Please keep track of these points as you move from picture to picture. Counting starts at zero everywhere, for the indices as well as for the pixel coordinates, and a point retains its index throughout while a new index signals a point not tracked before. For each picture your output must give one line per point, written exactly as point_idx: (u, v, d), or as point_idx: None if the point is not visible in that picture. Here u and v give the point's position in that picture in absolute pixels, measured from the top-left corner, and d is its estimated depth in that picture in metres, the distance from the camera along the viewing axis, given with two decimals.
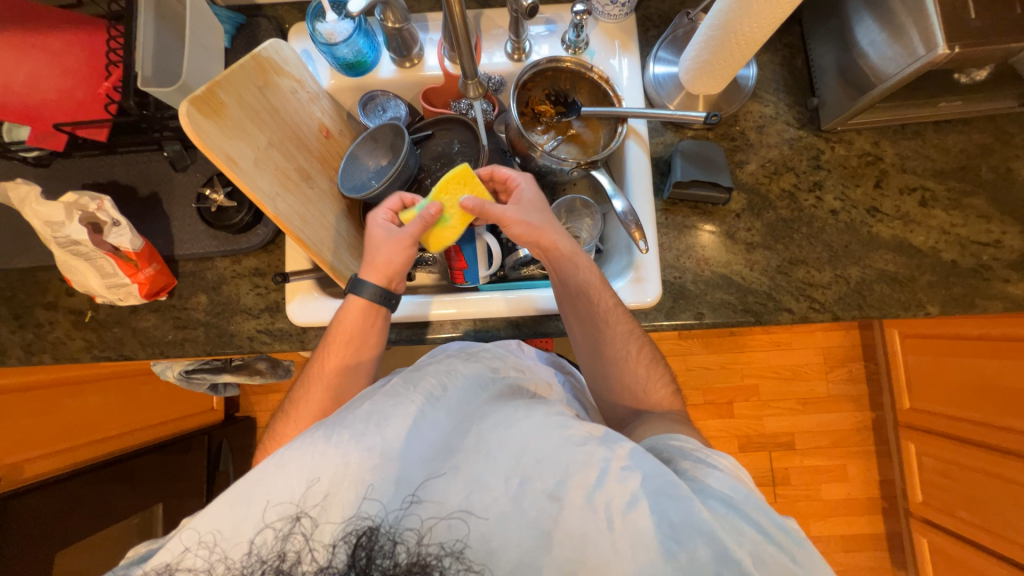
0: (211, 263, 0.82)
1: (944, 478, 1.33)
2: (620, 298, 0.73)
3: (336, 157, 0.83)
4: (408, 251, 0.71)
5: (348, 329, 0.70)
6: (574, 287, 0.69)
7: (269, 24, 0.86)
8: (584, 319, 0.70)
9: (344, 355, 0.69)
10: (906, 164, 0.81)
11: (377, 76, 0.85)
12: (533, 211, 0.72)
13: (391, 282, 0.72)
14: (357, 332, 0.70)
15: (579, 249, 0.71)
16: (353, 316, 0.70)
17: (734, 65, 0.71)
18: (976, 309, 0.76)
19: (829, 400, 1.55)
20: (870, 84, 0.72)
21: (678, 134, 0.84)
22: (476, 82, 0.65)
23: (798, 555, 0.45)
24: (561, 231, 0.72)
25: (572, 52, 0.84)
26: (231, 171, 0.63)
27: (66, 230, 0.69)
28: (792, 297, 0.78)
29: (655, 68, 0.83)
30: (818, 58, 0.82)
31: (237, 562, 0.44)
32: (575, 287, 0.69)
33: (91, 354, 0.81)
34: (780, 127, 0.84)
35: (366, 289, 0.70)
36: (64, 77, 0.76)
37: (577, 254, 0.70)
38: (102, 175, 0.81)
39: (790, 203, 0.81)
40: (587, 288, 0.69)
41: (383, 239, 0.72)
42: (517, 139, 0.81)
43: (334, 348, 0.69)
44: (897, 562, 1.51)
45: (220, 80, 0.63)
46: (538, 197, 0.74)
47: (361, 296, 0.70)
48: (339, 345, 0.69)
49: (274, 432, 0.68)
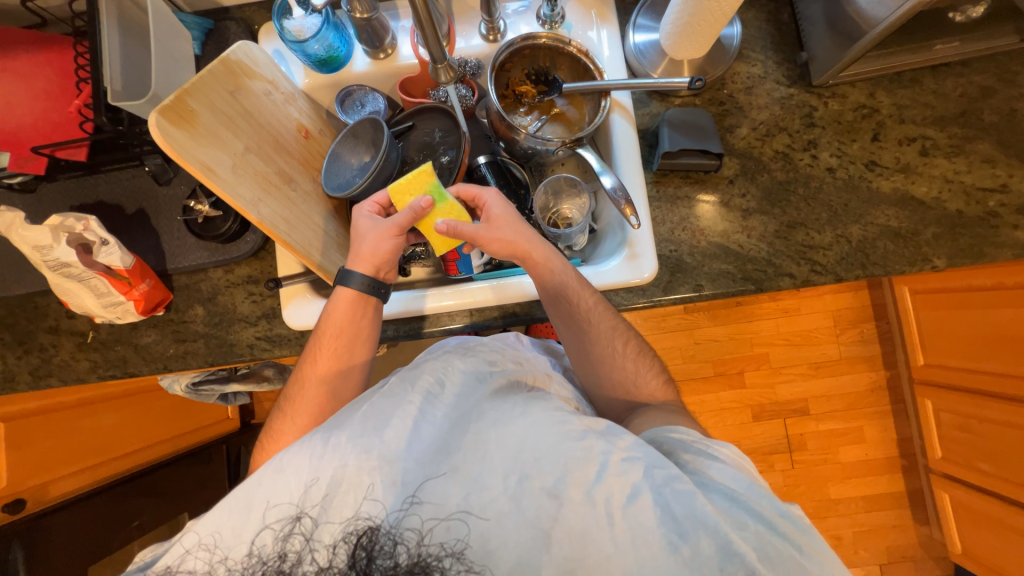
0: (204, 274, 0.82)
1: (963, 433, 1.31)
2: (596, 289, 0.73)
3: (318, 158, 0.82)
4: (394, 241, 0.71)
5: (336, 322, 0.70)
6: (553, 291, 0.69)
7: (238, 27, 0.84)
8: (568, 319, 0.69)
9: (335, 348, 0.70)
10: (904, 113, 0.78)
11: (351, 71, 0.84)
12: (504, 227, 0.70)
13: (381, 272, 0.73)
14: (347, 325, 0.71)
15: (555, 254, 0.71)
16: (341, 308, 0.70)
17: (715, 26, 0.68)
18: (984, 258, 0.74)
19: (841, 362, 1.53)
20: (860, 31, 0.68)
21: (664, 103, 0.82)
22: (446, 66, 0.62)
23: (800, 542, 0.44)
24: (537, 239, 0.71)
25: (549, 28, 0.82)
26: (210, 180, 0.61)
27: (55, 252, 0.68)
28: (793, 261, 0.76)
29: (635, 37, 0.80)
30: (805, 10, 0.79)
31: (238, 563, 0.45)
32: (554, 291, 0.69)
33: (97, 374, 0.81)
34: (770, 87, 0.81)
35: (354, 280, 0.70)
36: (38, 100, 0.75)
37: (553, 259, 0.70)
38: (87, 196, 0.80)
39: (785, 164, 0.79)
40: (565, 292, 0.68)
41: (367, 230, 0.71)
42: (498, 123, 0.79)
43: (325, 342, 0.70)
44: (920, 519, 1.51)
45: (189, 87, 0.61)
46: (507, 211, 0.72)
47: (350, 287, 0.70)
48: (329, 339, 0.70)
49: (272, 429, 0.69)
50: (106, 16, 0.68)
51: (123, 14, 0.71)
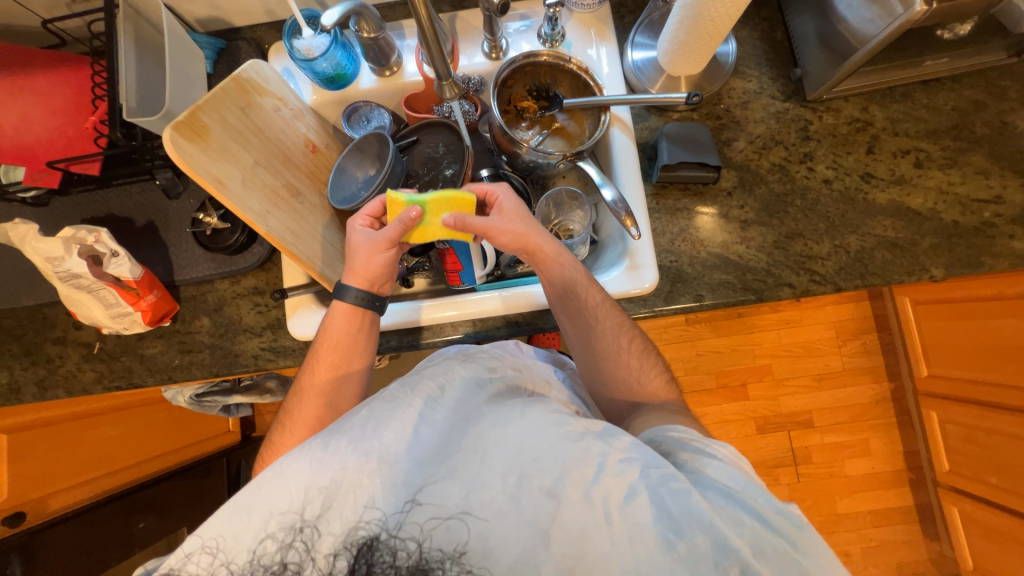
0: (210, 285, 0.83)
1: (970, 445, 1.30)
2: (604, 289, 0.74)
3: (324, 171, 0.84)
4: (386, 253, 0.72)
5: (333, 334, 0.71)
6: (561, 286, 0.70)
7: (249, 46, 0.87)
8: (573, 315, 0.70)
9: (332, 361, 0.70)
10: (897, 127, 0.80)
11: (358, 88, 0.86)
12: (514, 218, 0.71)
13: (376, 286, 0.74)
14: (343, 337, 0.72)
15: (565, 250, 0.72)
16: (339, 321, 0.72)
17: (711, 43, 0.70)
18: (982, 267, 0.74)
19: (844, 374, 1.53)
20: (851, 48, 0.71)
21: (662, 118, 0.84)
22: (451, 82, 0.65)
23: (796, 540, 0.45)
24: (546, 235, 0.72)
25: (550, 46, 0.84)
26: (219, 193, 0.63)
27: (66, 264, 0.70)
28: (792, 271, 0.77)
29: (633, 54, 0.83)
30: (798, 28, 0.82)
31: (240, 567, 0.45)
32: (562, 285, 0.70)
33: (103, 385, 0.82)
34: (765, 101, 0.83)
35: (349, 294, 0.71)
36: (54, 116, 0.78)
37: (562, 254, 0.71)
38: (99, 209, 0.82)
39: (782, 176, 0.80)
40: (574, 286, 0.70)
41: (360, 244, 0.72)
42: (501, 137, 0.81)
43: (323, 354, 0.71)
44: (929, 535, 1.48)
45: (201, 104, 0.63)
46: (518, 205, 0.74)
47: (345, 301, 0.71)
48: (327, 351, 0.71)
49: (273, 441, 0.70)
50: (123, 37, 0.71)
51: (139, 34, 0.74)
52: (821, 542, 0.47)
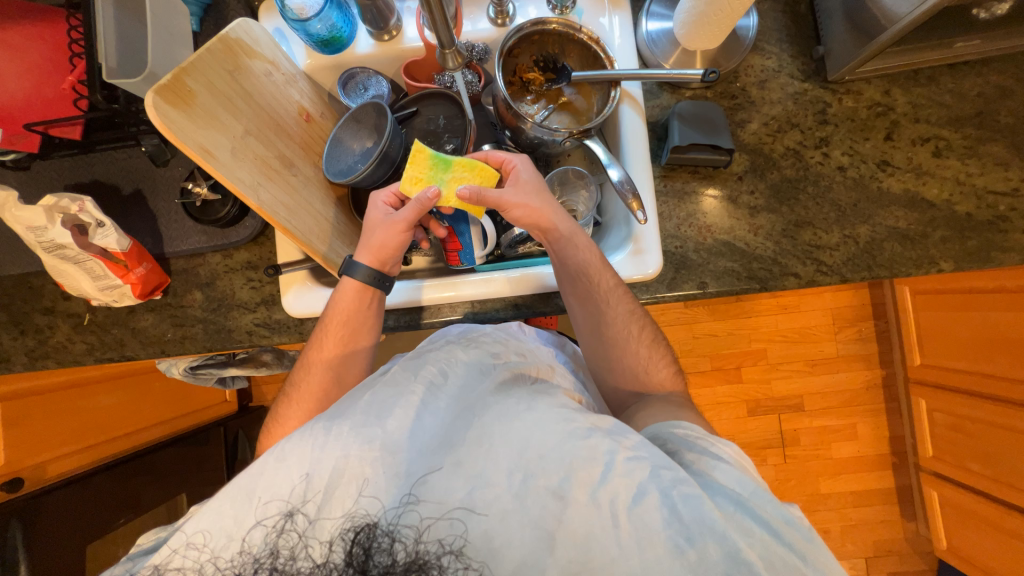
0: (202, 258, 0.81)
1: (954, 432, 1.32)
2: (617, 274, 0.71)
3: (319, 142, 0.80)
4: (403, 236, 0.70)
5: (343, 311, 0.70)
6: (573, 270, 0.68)
7: (238, 2, 0.82)
8: (583, 298, 0.68)
9: (340, 337, 0.69)
10: (919, 112, 0.77)
11: (355, 52, 0.81)
12: (530, 193, 0.69)
13: (387, 266, 0.72)
14: (352, 313, 0.70)
15: (579, 231, 0.70)
16: (347, 299, 0.69)
17: (730, 17, 0.66)
18: (991, 262, 0.73)
19: (837, 359, 1.54)
20: (878, 28, 0.67)
21: (675, 95, 0.80)
22: (454, 51, 0.60)
23: (803, 551, 0.44)
24: (561, 213, 0.70)
25: (559, 13, 0.79)
26: (208, 164, 0.60)
27: (49, 234, 0.67)
28: (799, 260, 0.75)
29: (648, 25, 0.78)
30: (823, 2, 0.77)
31: (228, 561, 0.44)
32: (575, 268, 0.68)
33: (94, 357, 0.81)
34: (783, 81, 0.79)
35: (359, 271, 0.69)
36: (31, 74, 0.75)
37: (576, 236, 0.69)
38: (83, 175, 0.79)
39: (796, 161, 0.77)
40: (585, 271, 0.68)
41: (377, 222, 0.71)
42: (504, 111, 0.77)
43: (331, 330, 0.69)
44: (907, 514, 1.54)
45: (187, 67, 0.59)
46: (535, 178, 0.71)
47: (355, 278, 0.69)
48: (335, 327, 0.69)
49: (277, 415, 0.69)
50: None
51: None
52: (826, 552, 0.47)
